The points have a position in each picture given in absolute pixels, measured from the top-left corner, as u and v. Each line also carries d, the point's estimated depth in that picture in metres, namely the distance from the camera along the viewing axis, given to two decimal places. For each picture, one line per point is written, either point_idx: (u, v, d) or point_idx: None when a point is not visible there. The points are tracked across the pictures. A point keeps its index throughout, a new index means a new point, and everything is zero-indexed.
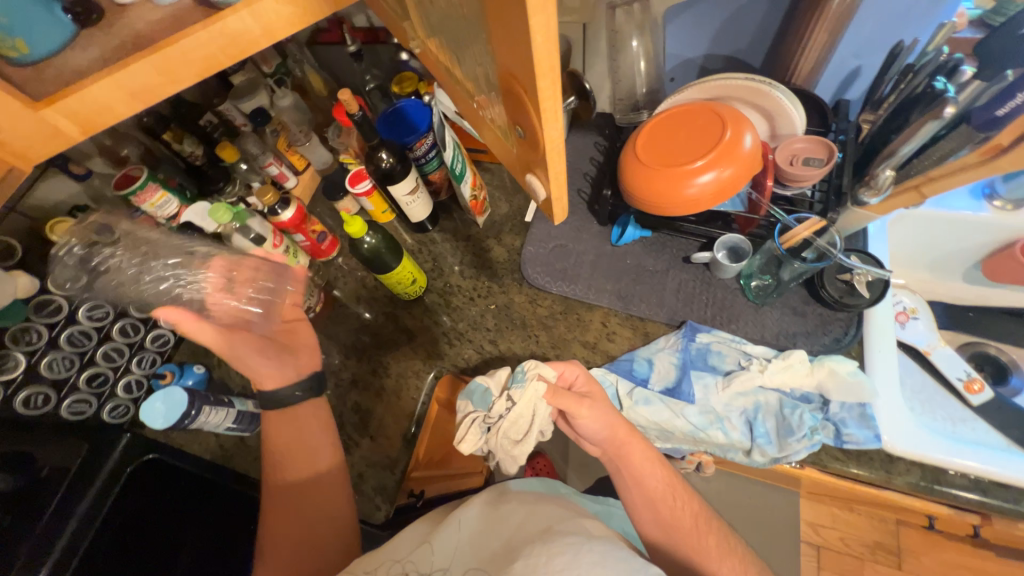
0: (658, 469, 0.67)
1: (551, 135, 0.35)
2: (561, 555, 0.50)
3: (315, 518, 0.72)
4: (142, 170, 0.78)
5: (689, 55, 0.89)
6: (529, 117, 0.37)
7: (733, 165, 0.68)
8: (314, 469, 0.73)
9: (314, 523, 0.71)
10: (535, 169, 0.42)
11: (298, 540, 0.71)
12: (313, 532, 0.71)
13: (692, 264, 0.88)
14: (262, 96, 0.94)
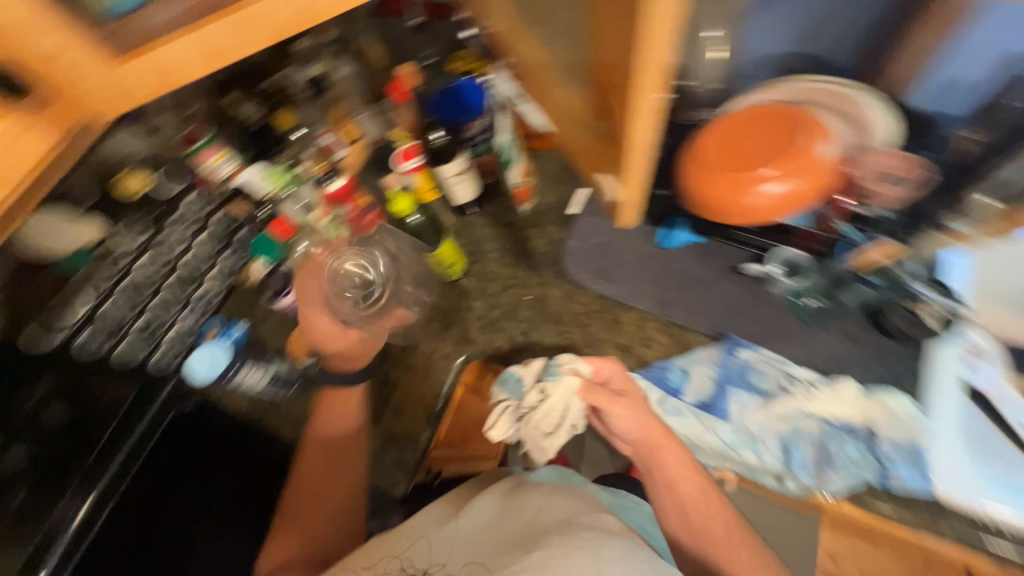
0: (692, 477, 0.65)
1: None
2: (576, 536, 0.49)
3: (328, 477, 0.75)
4: (205, 132, 0.80)
5: (766, 51, 0.80)
6: None
7: (806, 177, 0.64)
8: (331, 428, 0.77)
9: (328, 479, 0.75)
10: None
11: (319, 500, 0.74)
12: (331, 492, 0.75)
13: (740, 275, 0.83)
14: (324, 62, 0.92)
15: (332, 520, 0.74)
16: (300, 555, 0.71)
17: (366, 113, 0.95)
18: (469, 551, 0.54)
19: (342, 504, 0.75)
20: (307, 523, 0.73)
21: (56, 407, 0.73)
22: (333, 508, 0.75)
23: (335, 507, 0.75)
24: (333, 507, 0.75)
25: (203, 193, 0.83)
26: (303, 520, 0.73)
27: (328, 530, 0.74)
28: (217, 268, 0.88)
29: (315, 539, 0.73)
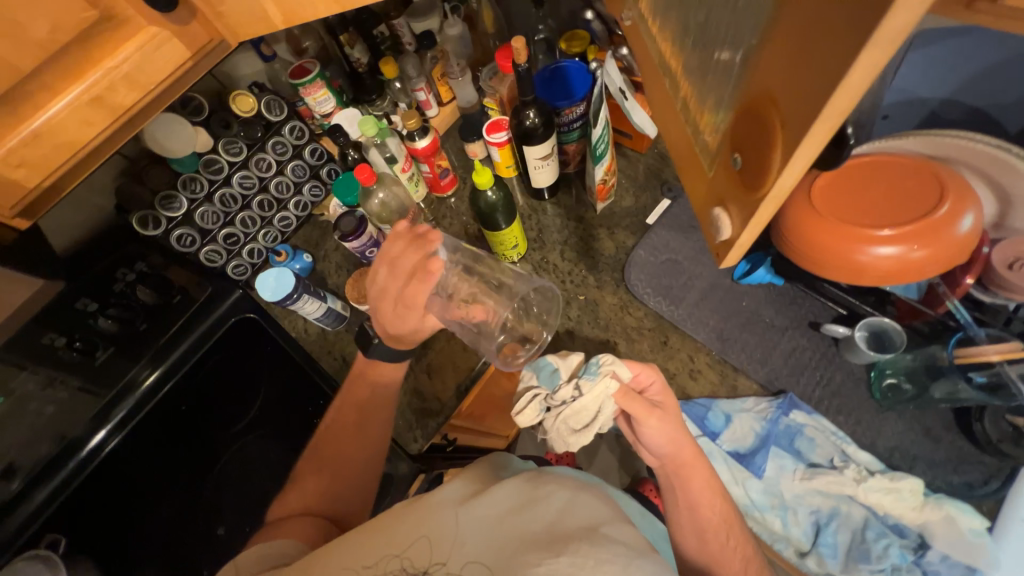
0: (717, 502, 0.62)
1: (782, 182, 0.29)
2: (605, 549, 0.41)
3: (354, 442, 0.68)
4: (314, 66, 0.86)
5: (921, 93, 0.71)
6: (766, 153, 0.31)
7: (933, 248, 0.56)
8: (366, 392, 0.70)
9: (357, 443, 0.68)
10: (729, 205, 0.37)
11: (340, 465, 0.67)
12: (354, 454, 0.67)
13: (819, 333, 0.76)
14: (434, 20, 0.95)
15: (350, 485, 0.66)
16: (310, 516, 0.62)
17: (465, 77, 0.96)
18: (475, 547, 0.43)
19: (360, 472, 0.67)
20: (322, 483, 0.65)
21: (142, 288, 0.71)
22: (352, 476, 0.67)
23: (353, 474, 0.67)
24: (351, 473, 0.67)
25: (299, 125, 0.88)
26: (320, 476, 0.66)
27: (340, 494, 0.65)
28: (298, 198, 0.92)
29: (330, 500, 0.64)
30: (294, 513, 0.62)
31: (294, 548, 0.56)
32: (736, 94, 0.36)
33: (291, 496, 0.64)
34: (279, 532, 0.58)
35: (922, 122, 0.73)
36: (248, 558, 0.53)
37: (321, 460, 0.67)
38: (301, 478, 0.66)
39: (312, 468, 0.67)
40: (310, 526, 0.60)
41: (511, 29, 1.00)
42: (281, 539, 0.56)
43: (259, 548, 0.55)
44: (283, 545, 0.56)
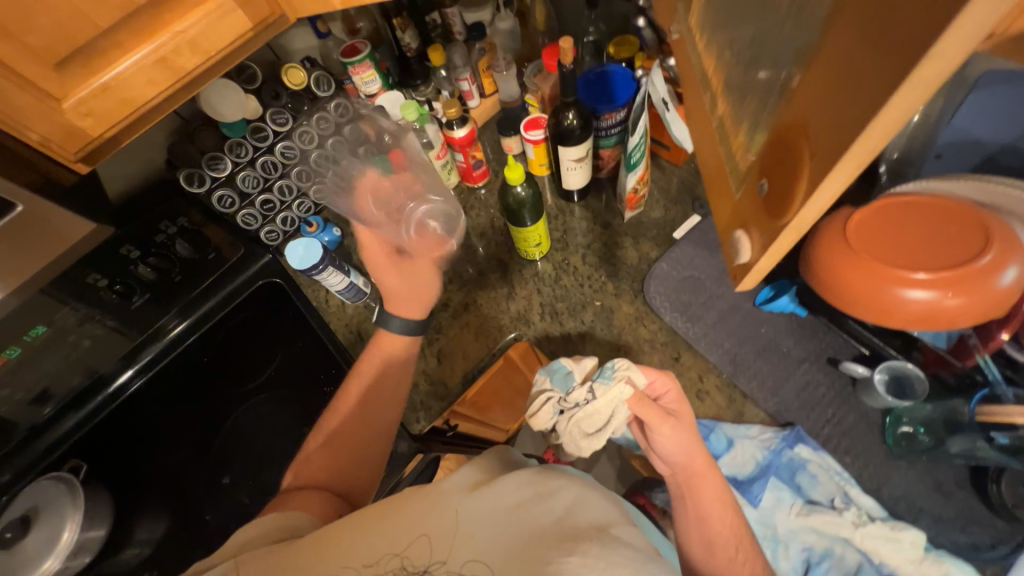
0: (728, 513, 0.61)
1: (804, 216, 0.29)
2: (616, 552, 0.42)
3: (357, 416, 0.68)
4: (364, 47, 0.88)
5: (979, 136, 0.67)
6: (791, 184, 0.31)
7: (971, 298, 0.54)
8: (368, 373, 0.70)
9: (359, 418, 0.68)
10: (751, 230, 0.37)
11: (340, 439, 0.66)
12: (358, 430, 0.67)
13: (836, 370, 0.75)
14: (486, 13, 0.97)
15: (354, 459, 0.66)
16: (318, 490, 0.61)
17: (510, 72, 0.95)
18: (481, 544, 0.43)
19: (367, 449, 0.67)
20: (324, 457, 0.65)
21: (179, 242, 0.75)
22: (357, 451, 0.67)
23: (358, 447, 0.67)
24: (356, 447, 0.67)
25: (343, 103, 0.91)
26: (323, 447, 0.66)
27: (341, 470, 0.65)
28: None
29: (335, 475, 0.64)
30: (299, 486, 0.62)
31: (302, 521, 0.54)
32: (771, 119, 0.35)
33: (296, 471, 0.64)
34: (283, 503, 0.57)
35: (977, 166, 0.70)
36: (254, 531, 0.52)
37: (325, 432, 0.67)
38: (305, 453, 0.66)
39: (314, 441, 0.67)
40: (311, 497, 0.59)
41: (562, 28, 1.00)
42: (285, 511, 0.55)
43: (263, 519, 0.53)
44: (290, 517, 0.54)
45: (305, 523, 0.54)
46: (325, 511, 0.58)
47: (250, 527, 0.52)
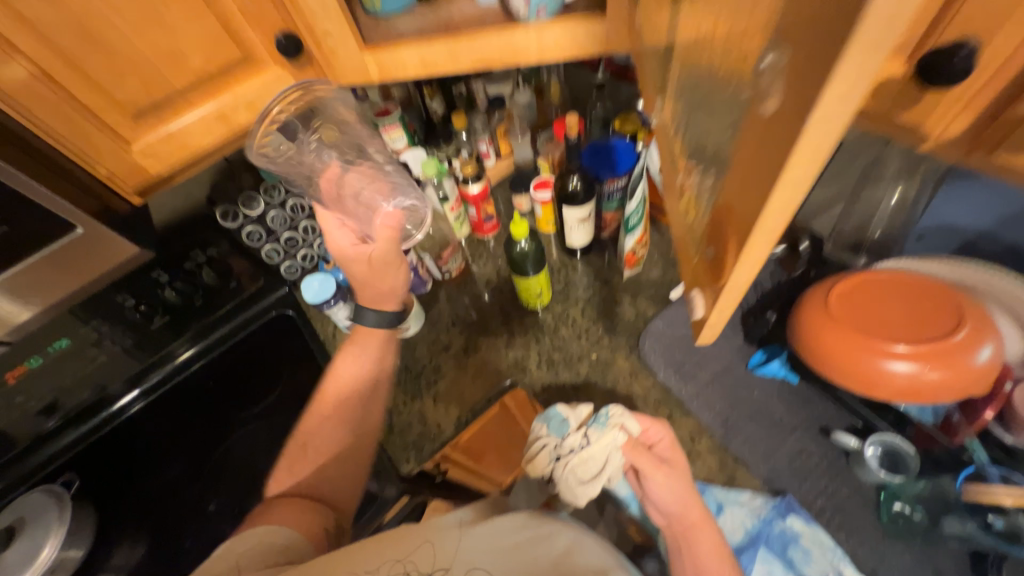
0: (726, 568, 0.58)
1: (737, 279, 0.31)
2: None
3: (341, 420, 0.67)
4: (395, 110, 1.00)
5: (956, 222, 0.71)
6: (726, 249, 0.33)
7: (953, 372, 0.55)
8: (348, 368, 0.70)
9: (342, 421, 0.67)
10: (704, 290, 0.40)
11: (323, 445, 0.66)
12: (339, 434, 0.67)
13: (829, 440, 0.74)
14: (507, 86, 1.07)
15: (342, 469, 0.66)
16: (307, 501, 0.61)
17: (525, 138, 1.10)
18: (478, 558, 0.46)
19: (352, 457, 0.67)
20: (310, 466, 0.64)
21: (208, 271, 0.78)
22: (341, 459, 0.66)
23: (345, 455, 0.66)
24: (341, 455, 0.66)
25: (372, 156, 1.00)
26: (308, 455, 0.65)
27: (327, 481, 0.65)
28: None
29: (318, 486, 0.64)
30: (284, 496, 0.61)
31: (297, 544, 0.55)
32: None
33: (283, 480, 0.64)
34: (268, 516, 0.58)
35: (958, 249, 0.73)
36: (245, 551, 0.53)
37: (309, 435, 0.66)
38: (291, 459, 0.65)
39: (297, 446, 0.66)
40: (298, 512, 0.59)
41: (573, 103, 1.12)
42: (275, 526, 0.56)
43: (252, 533, 0.55)
44: (282, 537, 0.55)
45: (295, 546, 0.55)
46: (314, 530, 0.58)
47: (240, 540, 0.54)
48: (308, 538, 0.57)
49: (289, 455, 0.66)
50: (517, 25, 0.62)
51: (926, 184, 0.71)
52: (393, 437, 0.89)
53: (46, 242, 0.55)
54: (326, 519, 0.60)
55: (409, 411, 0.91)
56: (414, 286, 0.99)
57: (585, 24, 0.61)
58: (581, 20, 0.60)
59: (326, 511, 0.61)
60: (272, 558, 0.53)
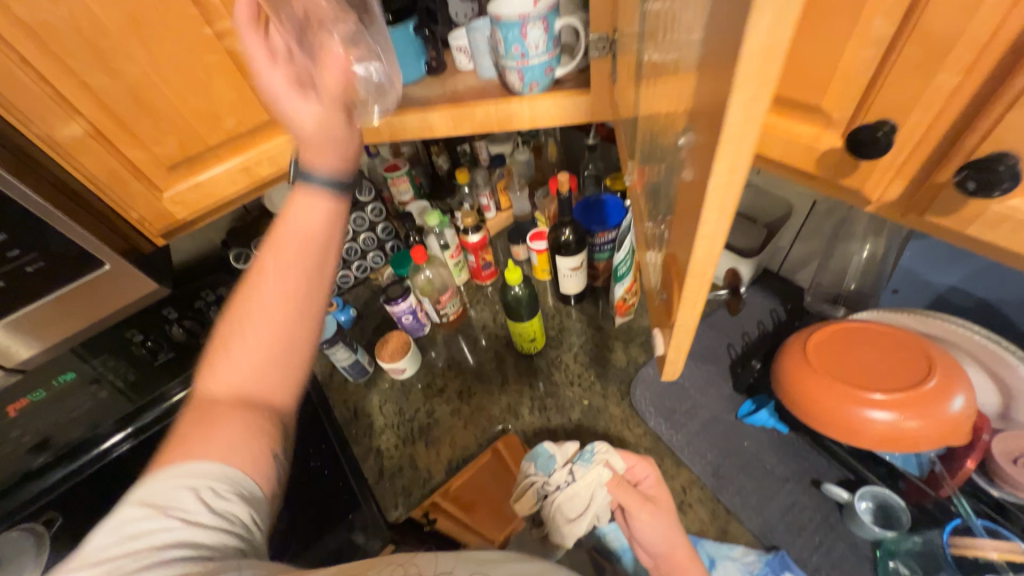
0: None
1: (680, 345, 0.32)
2: None
3: (285, 304, 0.49)
4: (403, 165, 1.08)
5: (927, 278, 0.75)
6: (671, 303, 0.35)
7: (933, 423, 0.56)
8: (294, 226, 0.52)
9: (288, 299, 0.49)
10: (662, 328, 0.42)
11: (264, 332, 0.48)
12: (280, 325, 0.48)
13: (821, 492, 0.74)
14: (507, 146, 1.17)
15: (285, 365, 0.49)
16: (238, 402, 0.45)
17: (522, 193, 1.17)
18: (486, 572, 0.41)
19: (299, 348, 0.50)
20: (242, 359, 0.47)
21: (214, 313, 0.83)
22: (285, 354, 0.49)
23: (290, 342, 0.49)
24: (285, 346, 0.49)
25: (380, 206, 1.07)
26: (243, 343, 0.47)
27: (268, 378, 0.48)
28: (361, 262, 1.11)
29: (254, 384, 0.47)
30: (212, 397, 0.45)
31: (259, 503, 0.42)
32: None
33: (206, 376, 0.46)
34: (192, 430, 0.42)
35: (931, 304, 0.76)
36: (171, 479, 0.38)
37: (242, 314, 0.48)
38: (215, 348, 0.48)
39: (223, 332, 0.48)
40: (227, 420, 0.43)
41: (568, 163, 1.21)
42: (237, 466, 0.42)
43: (207, 468, 0.40)
44: (252, 492, 0.42)
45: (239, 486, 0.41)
46: (258, 452, 0.43)
47: (195, 476, 0.39)
48: (240, 454, 0.42)
49: (210, 347, 0.48)
50: (513, 96, 0.70)
51: (892, 242, 0.76)
52: (382, 480, 0.88)
53: (76, 275, 0.59)
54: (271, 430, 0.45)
55: (401, 454, 0.91)
56: (414, 329, 1.04)
57: (573, 97, 0.69)
58: (569, 94, 0.69)
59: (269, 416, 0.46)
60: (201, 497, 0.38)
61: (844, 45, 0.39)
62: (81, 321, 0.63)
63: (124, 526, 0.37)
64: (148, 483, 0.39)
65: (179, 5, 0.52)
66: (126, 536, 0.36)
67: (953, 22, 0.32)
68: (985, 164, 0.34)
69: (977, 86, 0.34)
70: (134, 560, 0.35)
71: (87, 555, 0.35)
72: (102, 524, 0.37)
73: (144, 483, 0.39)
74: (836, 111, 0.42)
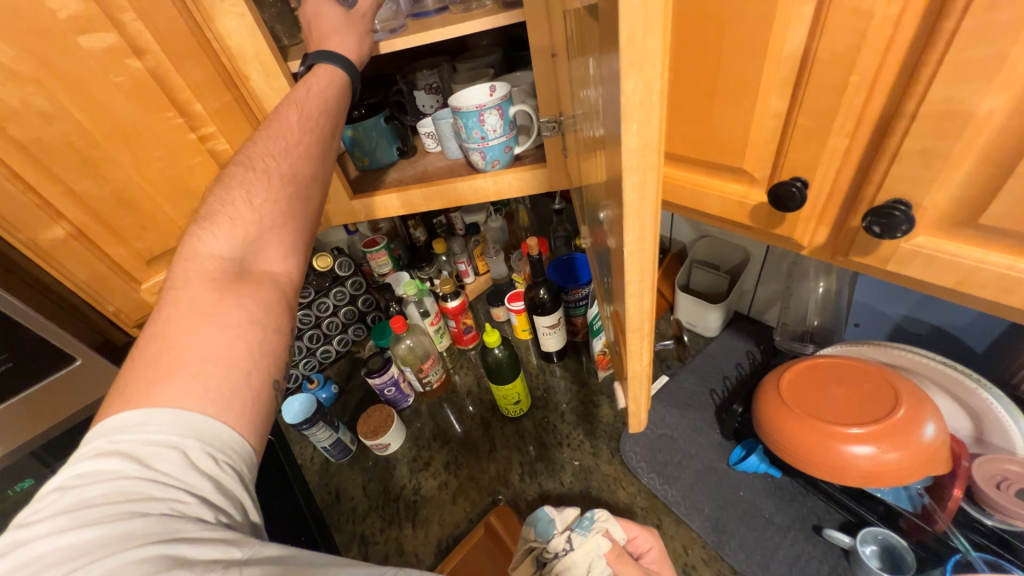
0: None
1: (638, 397, 0.34)
2: None
3: (291, 177, 0.53)
4: (381, 240, 1.13)
5: (882, 310, 0.80)
6: (624, 361, 0.38)
7: (912, 453, 0.56)
8: (300, 115, 0.56)
9: (291, 179, 0.53)
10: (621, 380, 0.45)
11: (270, 206, 0.51)
12: (282, 200, 0.52)
13: (823, 539, 0.71)
14: (481, 215, 1.24)
15: (284, 237, 0.51)
16: (243, 266, 0.47)
17: (499, 257, 1.23)
18: None
19: (297, 225, 0.53)
20: (254, 221, 0.50)
21: None
22: (286, 228, 0.52)
23: (290, 216, 0.52)
24: (285, 220, 0.52)
25: (359, 279, 1.11)
26: (245, 206, 0.50)
27: (273, 250, 0.50)
28: (343, 335, 1.13)
29: (254, 247, 0.48)
30: (212, 253, 0.46)
31: (254, 468, 0.38)
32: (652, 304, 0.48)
33: (205, 235, 0.48)
34: (192, 282, 0.44)
35: (891, 334, 0.80)
36: (175, 336, 0.39)
37: (249, 179, 0.51)
38: (214, 210, 0.49)
39: (224, 194, 0.50)
40: (229, 279, 0.45)
41: (539, 227, 1.28)
42: (242, 428, 0.38)
43: (214, 424, 0.37)
44: (253, 475, 0.38)
45: (241, 384, 0.40)
46: (266, 308, 0.45)
47: (200, 442, 0.35)
48: (252, 314, 0.43)
49: (210, 210, 0.50)
50: (478, 173, 0.76)
51: (843, 280, 0.82)
52: None
53: (42, 375, 0.57)
54: (272, 293, 0.47)
55: (387, 538, 0.85)
56: (398, 400, 1.03)
57: (532, 170, 0.75)
58: (528, 168, 0.75)
59: (271, 280, 0.48)
60: (206, 352, 0.39)
61: (751, 118, 0.45)
62: (34, 430, 0.57)
63: (121, 487, 0.32)
64: (156, 405, 0.36)
65: (167, 117, 0.57)
66: (124, 496, 0.32)
67: (831, 98, 0.39)
68: (884, 210, 0.38)
69: (864, 145, 0.40)
70: (134, 524, 0.30)
71: (78, 511, 0.31)
72: (96, 480, 0.33)
73: (145, 432, 0.35)
74: (757, 171, 0.48)
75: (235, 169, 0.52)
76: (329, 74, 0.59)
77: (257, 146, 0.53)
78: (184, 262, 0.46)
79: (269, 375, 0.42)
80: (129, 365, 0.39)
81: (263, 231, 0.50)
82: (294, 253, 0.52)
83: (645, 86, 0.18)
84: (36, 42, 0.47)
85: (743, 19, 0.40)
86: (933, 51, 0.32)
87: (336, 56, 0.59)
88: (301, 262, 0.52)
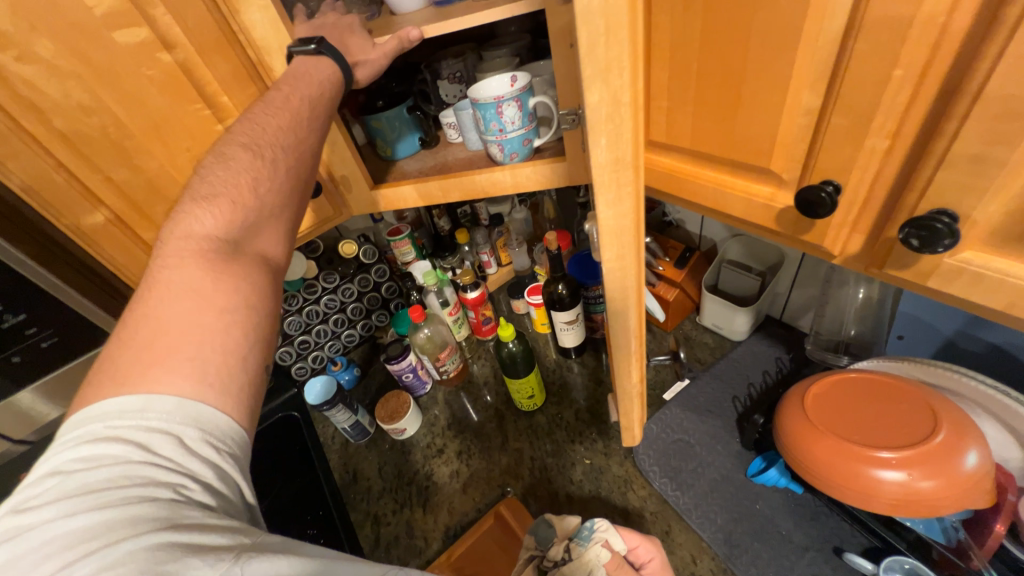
0: None
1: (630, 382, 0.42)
2: None
3: (291, 152, 0.53)
4: (405, 228, 1.12)
5: (931, 324, 0.73)
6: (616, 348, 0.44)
7: (952, 482, 0.51)
8: (307, 104, 0.56)
9: (289, 155, 0.53)
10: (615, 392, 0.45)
11: (264, 183, 0.51)
12: (283, 186, 0.52)
13: (843, 563, 0.67)
14: (506, 206, 1.23)
15: (277, 222, 0.52)
16: (230, 245, 0.46)
17: (522, 249, 1.22)
18: None
19: (290, 214, 0.54)
20: (249, 197, 0.49)
21: None
22: (281, 210, 0.52)
23: (288, 194, 0.53)
24: (286, 198, 0.53)
25: (383, 267, 1.13)
26: (247, 191, 0.49)
27: (261, 230, 0.50)
28: (366, 321, 1.16)
29: (248, 229, 0.48)
30: (206, 234, 0.46)
31: (249, 452, 0.39)
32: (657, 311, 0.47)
33: (197, 213, 0.47)
34: (183, 262, 0.43)
35: (940, 350, 0.73)
36: (174, 319, 0.39)
37: (252, 160, 0.50)
38: (212, 188, 0.48)
39: (223, 175, 0.49)
40: (222, 258, 0.45)
41: (564, 219, 1.25)
42: (239, 416, 0.39)
43: (214, 414, 0.37)
44: (251, 465, 0.39)
45: (239, 371, 0.40)
46: (257, 287, 0.45)
47: (200, 431, 0.36)
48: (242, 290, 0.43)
49: (204, 187, 0.48)
50: (497, 165, 0.75)
51: (887, 288, 0.76)
52: (377, 550, 0.84)
53: (84, 350, 0.62)
54: (261, 272, 0.47)
55: (398, 520, 0.87)
56: (415, 387, 1.05)
57: (551, 163, 0.73)
58: (547, 161, 0.73)
59: (261, 260, 0.48)
60: (199, 335, 0.39)
61: (780, 114, 0.41)
62: None
63: (125, 471, 0.33)
64: (154, 392, 0.36)
65: (194, 108, 0.59)
66: (130, 481, 0.32)
67: (871, 93, 0.35)
68: (924, 222, 0.35)
69: (907, 148, 0.36)
70: (140, 510, 0.31)
71: (83, 496, 0.31)
72: (97, 464, 0.33)
73: (144, 419, 0.35)
74: (785, 172, 0.45)
75: (236, 149, 0.50)
76: (328, 69, 0.58)
77: (260, 127, 0.52)
78: (174, 240, 0.45)
79: (263, 361, 0.43)
80: (120, 353, 0.38)
81: (253, 210, 0.49)
82: (279, 230, 0.52)
83: (611, 100, 0.25)
84: (77, 38, 0.49)
85: (775, 6, 0.37)
86: (994, 42, 0.28)
87: (339, 53, 0.58)
88: (288, 241, 0.53)
